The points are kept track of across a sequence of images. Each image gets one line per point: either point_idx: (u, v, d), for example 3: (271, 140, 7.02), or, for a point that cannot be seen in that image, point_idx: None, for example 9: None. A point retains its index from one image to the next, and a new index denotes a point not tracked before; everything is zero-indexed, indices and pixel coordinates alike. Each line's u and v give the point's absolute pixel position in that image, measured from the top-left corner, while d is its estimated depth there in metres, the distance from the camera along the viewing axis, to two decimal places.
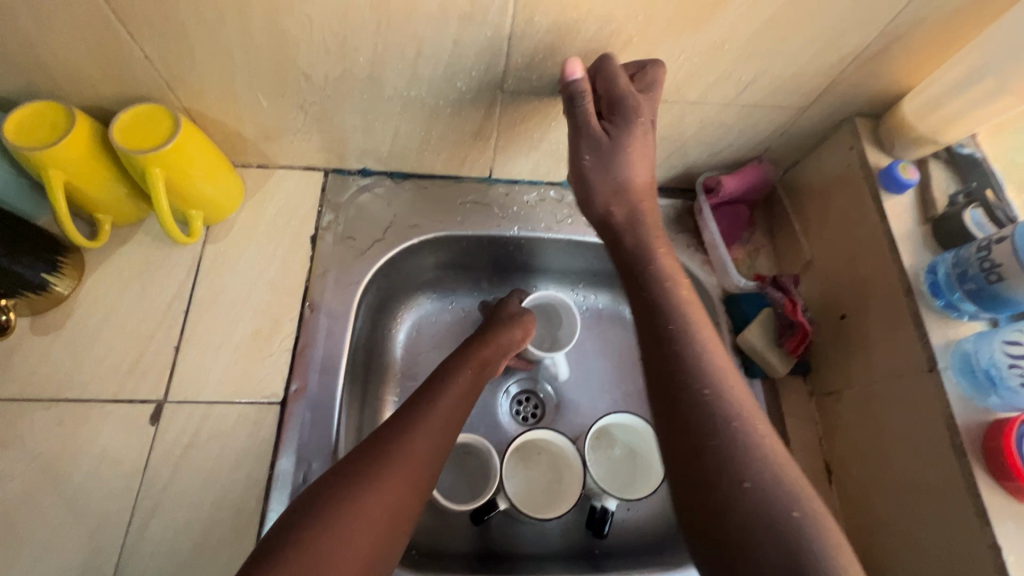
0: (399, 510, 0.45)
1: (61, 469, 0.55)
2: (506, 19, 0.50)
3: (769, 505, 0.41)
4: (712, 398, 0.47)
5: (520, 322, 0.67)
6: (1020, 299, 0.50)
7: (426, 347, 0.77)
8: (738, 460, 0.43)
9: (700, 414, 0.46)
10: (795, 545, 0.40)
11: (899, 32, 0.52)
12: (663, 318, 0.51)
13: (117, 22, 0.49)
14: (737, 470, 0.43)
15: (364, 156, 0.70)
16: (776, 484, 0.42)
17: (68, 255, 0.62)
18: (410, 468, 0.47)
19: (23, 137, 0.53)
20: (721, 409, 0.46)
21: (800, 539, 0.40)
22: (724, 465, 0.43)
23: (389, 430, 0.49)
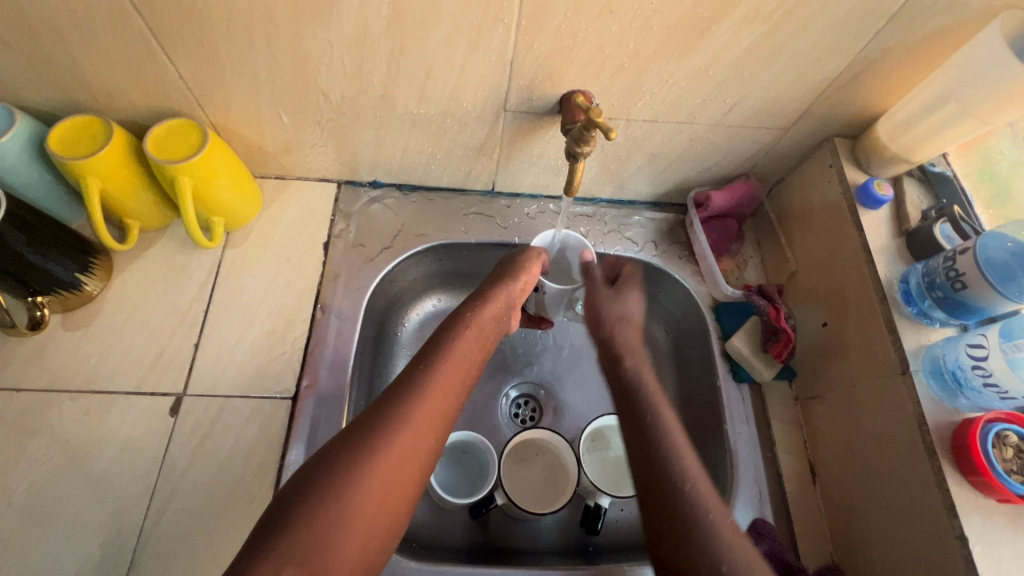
0: (397, 490, 0.46)
1: (86, 456, 0.59)
2: (508, 46, 0.55)
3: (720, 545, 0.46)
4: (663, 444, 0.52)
5: (521, 273, 0.66)
6: (982, 305, 0.54)
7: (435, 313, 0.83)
8: (697, 505, 0.48)
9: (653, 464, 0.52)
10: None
11: (869, 60, 0.57)
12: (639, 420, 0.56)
13: (157, 45, 0.55)
14: (702, 513, 0.48)
15: (375, 169, 0.75)
16: (726, 526, 0.47)
17: (99, 257, 0.66)
18: (414, 449, 0.48)
19: (66, 148, 0.58)
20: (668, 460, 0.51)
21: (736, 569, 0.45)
22: (680, 505, 0.48)
23: (386, 406, 0.49)
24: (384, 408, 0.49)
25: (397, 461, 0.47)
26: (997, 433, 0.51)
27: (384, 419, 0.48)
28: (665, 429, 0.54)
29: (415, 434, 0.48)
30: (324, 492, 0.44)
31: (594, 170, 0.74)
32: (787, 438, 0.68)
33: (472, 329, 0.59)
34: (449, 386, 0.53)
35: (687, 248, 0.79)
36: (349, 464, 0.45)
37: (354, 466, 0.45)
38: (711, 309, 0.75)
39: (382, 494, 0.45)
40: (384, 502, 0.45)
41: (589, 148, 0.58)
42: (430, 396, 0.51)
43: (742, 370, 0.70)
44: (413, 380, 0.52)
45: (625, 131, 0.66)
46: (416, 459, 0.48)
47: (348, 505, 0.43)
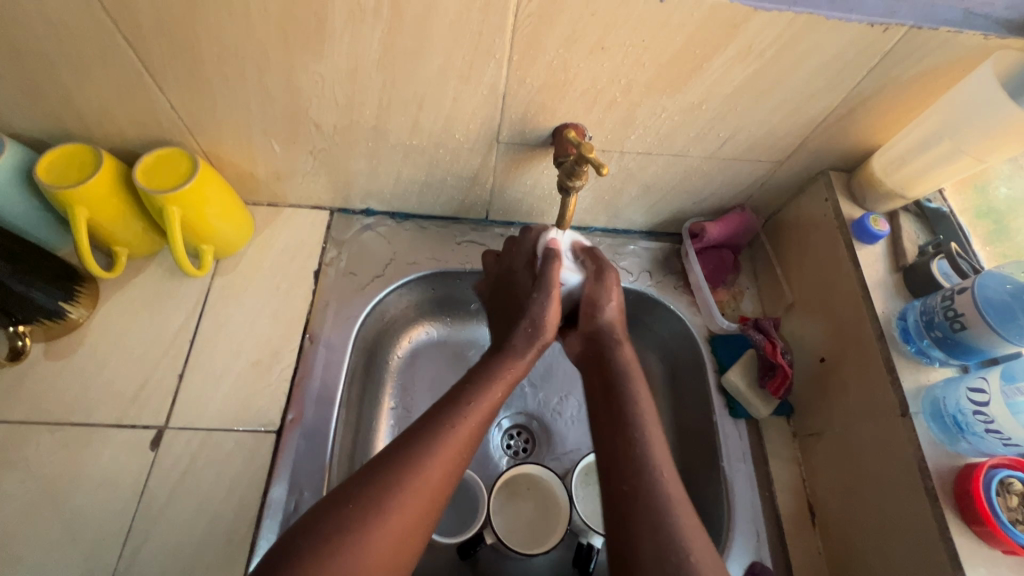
0: (405, 546, 0.47)
1: (62, 492, 0.57)
2: (500, 80, 0.55)
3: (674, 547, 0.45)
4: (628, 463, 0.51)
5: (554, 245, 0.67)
6: (983, 347, 0.53)
7: (420, 383, 0.78)
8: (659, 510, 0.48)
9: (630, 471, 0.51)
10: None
11: (862, 97, 0.57)
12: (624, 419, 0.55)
13: (149, 77, 0.55)
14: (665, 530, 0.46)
15: (368, 197, 0.74)
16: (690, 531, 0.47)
17: (85, 285, 0.65)
18: (425, 503, 0.48)
19: (54, 177, 0.58)
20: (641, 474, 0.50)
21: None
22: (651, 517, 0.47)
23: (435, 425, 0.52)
24: (380, 483, 0.48)
25: (395, 525, 0.46)
26: (1001, 479, 0.50)
27: (390, 486, 0.47)
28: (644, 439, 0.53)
29: (425, 487, 0.49)
30: (312, 564, 0.43)
31: (589, 200, 0.73)
32: (785, 477, 0.66)
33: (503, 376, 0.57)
34: (472, 437, 0.53)
35: (683, 278, 0.78)
36: (342, 533, 0.44)
37: (346, 540, 0.44)
38: (706, 342, 0.73)
39: (388, 555, 0.45)
40: (382, 566, 0.45)
41: (581, 182, 0.58)
42: (448, 451, 0.51)
43: (739, 406, 0.69)
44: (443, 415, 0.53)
45: (618, 163, 0.66)
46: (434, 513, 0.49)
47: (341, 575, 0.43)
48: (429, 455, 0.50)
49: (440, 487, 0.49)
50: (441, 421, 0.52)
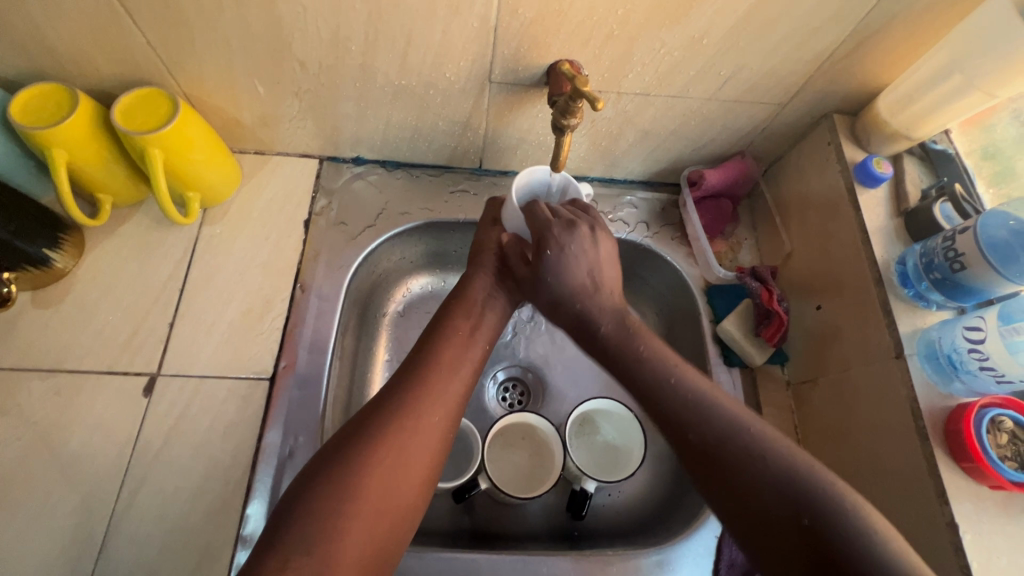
0: (409, 470, 0.47)
1: (57, 437, 0.57)
2: (491, 10, 0.52)
3: (835, 525, 0.40)
4: (676, 403, 0.50)
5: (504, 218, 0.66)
6: (982, 286, 0.52)
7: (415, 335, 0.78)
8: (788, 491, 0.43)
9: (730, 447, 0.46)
10: (825, 532, 0.40)
11: (871, 30, 0.54)
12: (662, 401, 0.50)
13: (122, 9, 0.52)
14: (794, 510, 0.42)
15: (358, 145, 0.72)
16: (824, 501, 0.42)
17: (69, 233, 0.64)
18: (421, 434, 0.49)
19: (30, 118, 0.56)
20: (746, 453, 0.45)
21: (839, 530, 0.40)
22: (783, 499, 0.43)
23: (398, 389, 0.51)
24: (371, 424, 0.48)
25: (392, 453, 0.47)
26: (991, 418, 0.50)
27: (381, 422, 0.48)
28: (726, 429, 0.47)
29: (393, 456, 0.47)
30: (329, 484, 0.44)
31: (585, 147, 0.71)
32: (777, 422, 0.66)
33: (467, 317, 0.59)
34: (446, 377, 0.53)
35: (680, 229, 0.77)
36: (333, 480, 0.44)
37: (346, 477, 0.44)
38: (702, 291, 0.73)
39: (391, 487, 0.45)
40: (388, 501, 0.45)
41: (576, 120, 0.55)
42: (431, 390, 0.51)
43: (733, 354, 0.69)
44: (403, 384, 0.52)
45: (615, 105, 0.64)
46: (432, 442, 0.49)
47: (352, 513, 0.43)
48: (415, 398, 0.50)
49: (431, 421, 0.50)
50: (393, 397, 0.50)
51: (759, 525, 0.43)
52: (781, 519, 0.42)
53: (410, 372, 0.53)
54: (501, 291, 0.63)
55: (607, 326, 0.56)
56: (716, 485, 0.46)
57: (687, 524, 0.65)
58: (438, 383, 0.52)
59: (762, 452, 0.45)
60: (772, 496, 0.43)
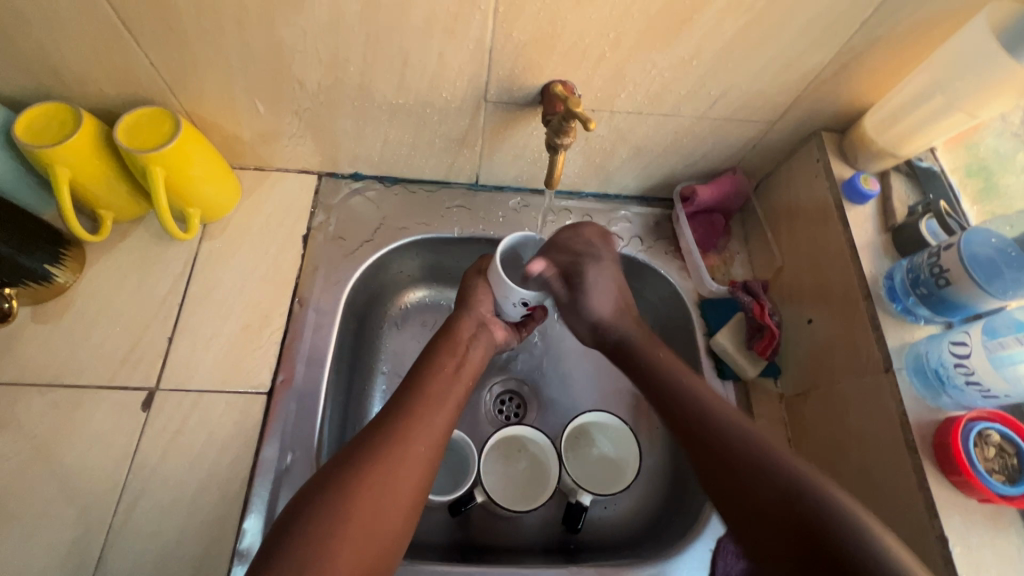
0: (394, 499, 0.48)
1: (55, 452, 0.57)
2: (485, 33, 0.54)
3: (844, 515, 0.45)
4: (702, 420, 0.56)
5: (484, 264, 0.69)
6: (967, 302, 0.53)
7: (411, 348, 0.79)
8: (784, 475, 0.50)
9: (736, 449, 0.53)
10: (840, 518, 0.45)
11: (856, 52, 0.56)
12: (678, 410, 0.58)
13: (126, 32, 0.53)
14: (788, 487, 0.49)
15: (356, 161, 0.73)
16: (793, 481, 0.49)
17: (70, 248, 0.65)
18: (405, 464, 0.50)
19: (34, 136, 0.57)
20: (731, 437, 0.54)
21: (818, 505, 0.47)
22: (757, 481, 0.50)
23: (392, 416, 0.53)
24: (355, 457, 0.49)
25: (378, 484, 0.48)
26: (978, 431, 0.51)
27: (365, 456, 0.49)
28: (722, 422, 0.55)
29: (382, 482, 0.48)
30: (319, 511, 0.45)
31: (579, 163, 0.73)
32: (771, 435, 0.67)
33: (453, 351, 0.61)
34: (437, 405, 0.55)
35: (674, 243, 0.78)
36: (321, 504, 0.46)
37: (335, 501, 0.46)
38: (696, 305, 0.74)
39: (375, 521, 0.47)
40: (374, 534, 0.46)
41: (570, 140, 0.57)
42: (421, 414, 0.54)
43: (726, 367, 0.70)
44: (396, 410, 0.54)
45: (608, 123, 0.65)
46: (414, 472, 0.50)
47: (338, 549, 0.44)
48: (402, 431, 0.51)
49: (417, 451, 0.51)
50: (386, 425, 0.52)
51: (782, 520, 0.48)
52: (800, 521, 0.47)
53: (404, 400, 0.55)
54: (490, 327, 0.66)
55: (637, 336, 0.66)
56: (706, 458, 0.54)
57: (682, 537, 0.65)
58: (428, 408, 0.54)
59: (770, 458, 0.51)
60: (780, 495, 0.49)
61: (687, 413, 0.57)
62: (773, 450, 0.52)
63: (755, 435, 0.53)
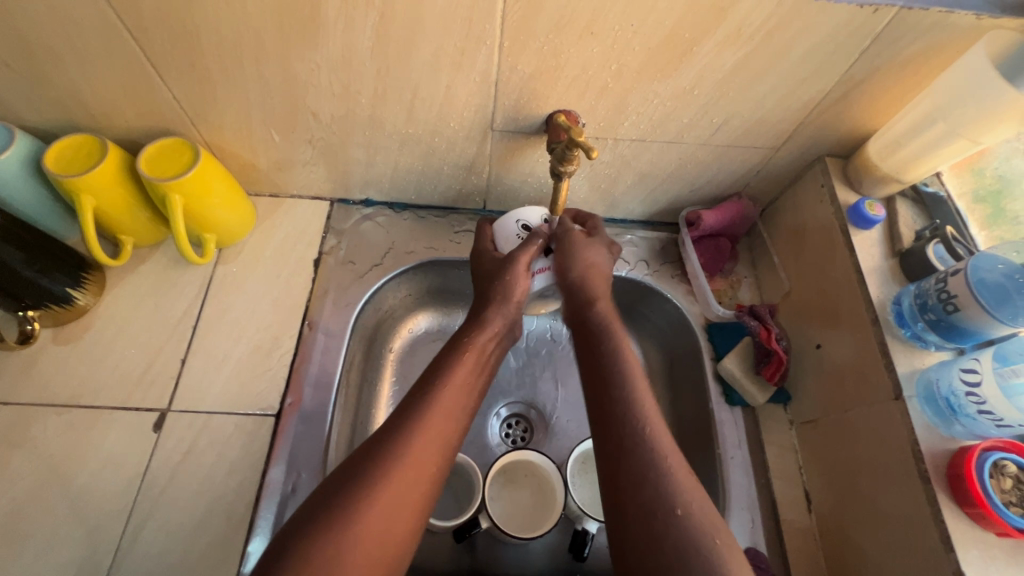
0: (399, 524, 0.46)
1: (68, 471, 0.59)
2: (492, 67, 0.56)
3: (699, 531, 0.44)
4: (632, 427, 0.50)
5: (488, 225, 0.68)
6: (976, 328, 0.53)
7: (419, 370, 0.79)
8: (670, 489, 0.46)
9: (643, 449, 0.49)
10: (685, 537, 0.44)
11: (857, 80, 0.56)
12: (621, 400, 0.53)
13: (153, 69, 0.56)
14: (670, 500, 0.46)
15: (367, 187, 0.76)
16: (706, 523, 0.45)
17: (92, 273, 0.67)
18: (415, 483, 0.48)
19: (64, 167, 0.60)
20: (652, 449, 0.49)
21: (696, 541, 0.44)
22: (659, 494, 0.46)
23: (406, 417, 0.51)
24: (350, 487, 0.46)
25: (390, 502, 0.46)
26: (994, 462, 0.50)
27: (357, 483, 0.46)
28: (653, 438, 0.50)
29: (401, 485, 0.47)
30: (315, 536, 0.43)
31: (585, 189, 0.74)
32: (781, 463, 0.66)
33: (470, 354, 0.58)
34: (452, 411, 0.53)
35: (680, 267, 0.78)
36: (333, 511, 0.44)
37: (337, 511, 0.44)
38: (703, 330, 0.73)
39: (397, 504, 0.46)
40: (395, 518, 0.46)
41: (572, 167, 0.58)
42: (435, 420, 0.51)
43: (735, 393, 0.69)
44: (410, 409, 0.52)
45: (612, 150, 0.67)
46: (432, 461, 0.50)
47: (351, 538, 0.43)
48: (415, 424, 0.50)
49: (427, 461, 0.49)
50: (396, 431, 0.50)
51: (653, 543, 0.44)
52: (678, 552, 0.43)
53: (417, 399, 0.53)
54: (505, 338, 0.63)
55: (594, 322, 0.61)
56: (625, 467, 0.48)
57: None
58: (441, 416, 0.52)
59: (657, 477, 0.47)
60: (654, 514, 0.45)
61: (622, 410, 0.52)
62: (676, 464, 0.48)
63: (669, 463, 0.48)
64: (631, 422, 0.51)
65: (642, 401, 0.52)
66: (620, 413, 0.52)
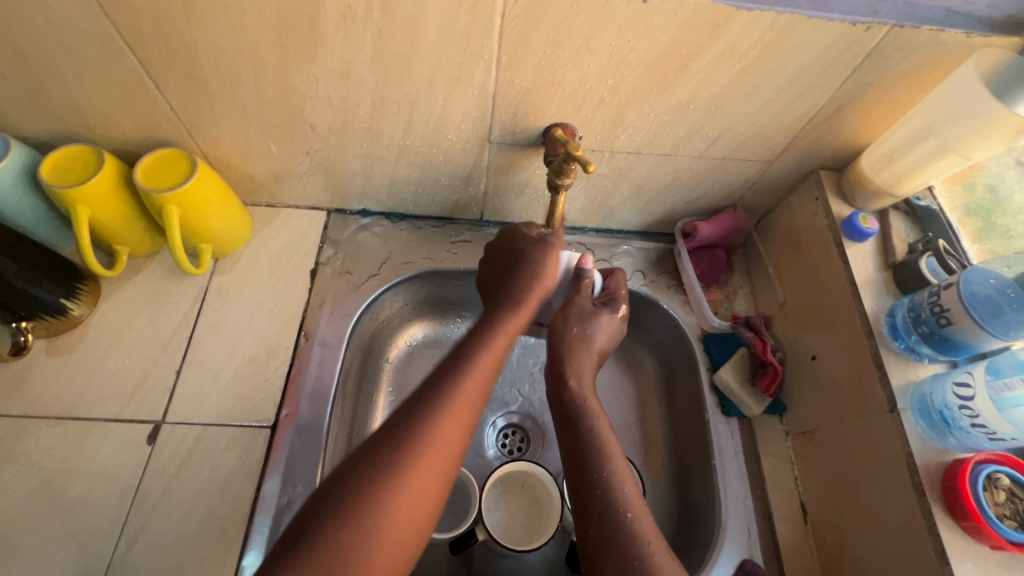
0: (409, 529, 0.43)
1: (61, 484, 0.58)
2: (489, 80, 0.56)
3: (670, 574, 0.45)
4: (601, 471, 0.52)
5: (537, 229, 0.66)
6: (969, 341, 0.53)
7: (415, 381, 0.79)
8: (636, 533, 0.48)
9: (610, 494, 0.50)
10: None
11: (849, 96, 0.57)
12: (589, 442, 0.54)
13: (151, 81, 0.56)
14: (634, 549, 0.46)
15: (364, 198, 0.76)
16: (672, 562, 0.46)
17: (86, 283, 0.67)
18: (433, 483, 0.45)
19: (60, 177, 0.60)
20: (619, 494, 0.50)
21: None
22: (625, 540, 0.47)
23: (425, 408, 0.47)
24: (361, 483, 0.43)
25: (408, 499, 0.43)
26: (988, 474, 0.50)
27: (364, 495, 0.42)
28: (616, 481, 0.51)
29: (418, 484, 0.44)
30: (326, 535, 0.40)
31: (581, 200, 0.74)
32: (777, 475, 0.66)
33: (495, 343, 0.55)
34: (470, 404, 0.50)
35: (676, 278, 0.79)
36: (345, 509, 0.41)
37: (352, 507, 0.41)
38: (699, 340, 0.74)
39: (416, 504, 0.43)
40: (408, 520, 0.43)
41: (570, 180, 0.59)
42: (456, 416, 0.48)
43: (731, 404, 0.69)
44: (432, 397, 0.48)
45: (609, 163, 0.67)
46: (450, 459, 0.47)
47: (360, 538, 0.40)
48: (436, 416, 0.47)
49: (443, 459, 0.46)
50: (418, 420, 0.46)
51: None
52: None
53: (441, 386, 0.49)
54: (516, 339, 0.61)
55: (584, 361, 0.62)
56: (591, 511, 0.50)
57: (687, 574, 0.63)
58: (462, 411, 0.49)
59: (625, 520, 0.48)
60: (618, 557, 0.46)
61: (591, 453, 0.53)
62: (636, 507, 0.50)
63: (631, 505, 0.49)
64: (596, 464, 0.52)
65: (610, 446, 0.54)
66: (587, 456, 0.53)
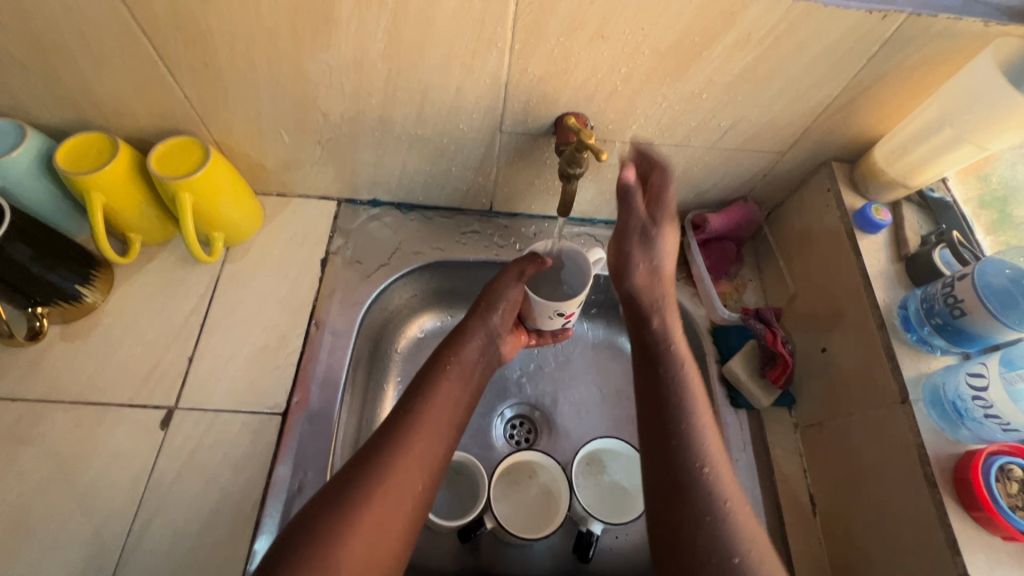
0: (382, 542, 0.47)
1: (75, 468, 0.59)
2: (502, 69, 0.56)
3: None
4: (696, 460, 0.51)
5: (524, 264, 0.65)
6: (982, 332, 0.53)
7: None
8: (727, 538, 0.47)
9: (701, 490, 0.50)
10: None
11: (864, 86, 0.57)
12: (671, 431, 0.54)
13: (165, 69, 0.57)
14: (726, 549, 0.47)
15: (374, 188, 0.76)
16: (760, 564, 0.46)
17: (100, 270, 0.68)
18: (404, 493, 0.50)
19: (74, 164, 0.60)
20: (717, 487, 0.50)
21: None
22: (715, 543, 0.47)
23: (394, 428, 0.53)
24: (354, 485, 0.49)
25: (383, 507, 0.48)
26: (1001, 465, 0.50)
27: (348, 517, 0.46)
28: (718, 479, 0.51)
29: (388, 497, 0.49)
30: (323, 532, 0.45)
31: (592, 191, 0.74)
32: (786, 467, 0.66)
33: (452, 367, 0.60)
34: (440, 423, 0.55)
35: (685, 269, 0.78)
36: (339, 509, 0.47)
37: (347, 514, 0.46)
38: (709, 332, 0.74)
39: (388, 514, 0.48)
40: (385, 530, 0.47)
41: (582, 169, 0.59)
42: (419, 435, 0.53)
43: (740, 396, 0.69)
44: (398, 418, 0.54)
45: (620, 153, 0.67)
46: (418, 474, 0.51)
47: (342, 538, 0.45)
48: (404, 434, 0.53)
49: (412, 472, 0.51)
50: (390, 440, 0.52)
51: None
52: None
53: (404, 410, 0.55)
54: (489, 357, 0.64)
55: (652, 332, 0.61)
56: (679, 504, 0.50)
57: None
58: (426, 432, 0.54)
59: (711, 515, 0.48)
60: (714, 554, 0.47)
61: (680, 445, 0.52)
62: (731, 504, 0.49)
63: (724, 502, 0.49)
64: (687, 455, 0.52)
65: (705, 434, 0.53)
66: (680, 443, 0.53)
